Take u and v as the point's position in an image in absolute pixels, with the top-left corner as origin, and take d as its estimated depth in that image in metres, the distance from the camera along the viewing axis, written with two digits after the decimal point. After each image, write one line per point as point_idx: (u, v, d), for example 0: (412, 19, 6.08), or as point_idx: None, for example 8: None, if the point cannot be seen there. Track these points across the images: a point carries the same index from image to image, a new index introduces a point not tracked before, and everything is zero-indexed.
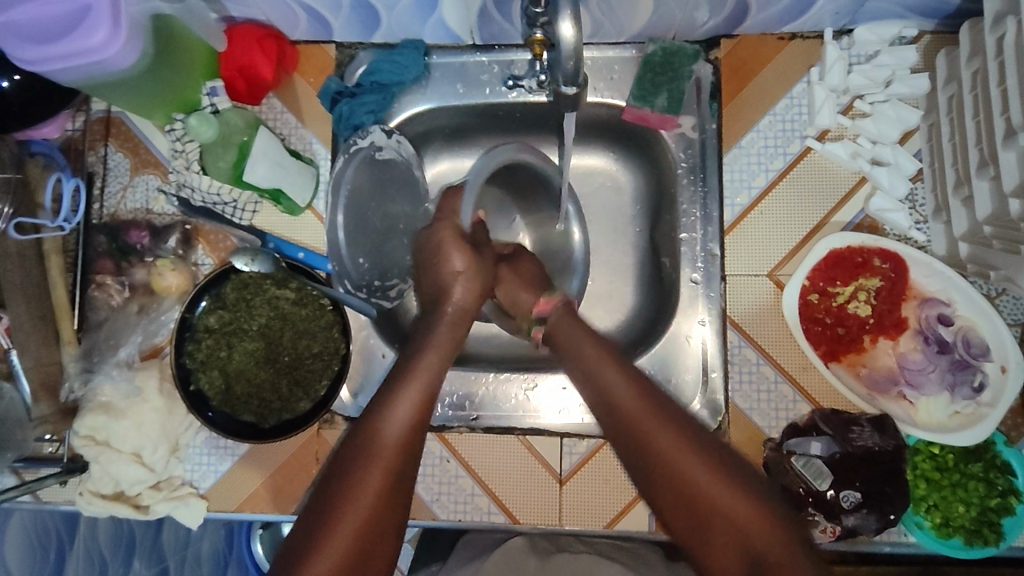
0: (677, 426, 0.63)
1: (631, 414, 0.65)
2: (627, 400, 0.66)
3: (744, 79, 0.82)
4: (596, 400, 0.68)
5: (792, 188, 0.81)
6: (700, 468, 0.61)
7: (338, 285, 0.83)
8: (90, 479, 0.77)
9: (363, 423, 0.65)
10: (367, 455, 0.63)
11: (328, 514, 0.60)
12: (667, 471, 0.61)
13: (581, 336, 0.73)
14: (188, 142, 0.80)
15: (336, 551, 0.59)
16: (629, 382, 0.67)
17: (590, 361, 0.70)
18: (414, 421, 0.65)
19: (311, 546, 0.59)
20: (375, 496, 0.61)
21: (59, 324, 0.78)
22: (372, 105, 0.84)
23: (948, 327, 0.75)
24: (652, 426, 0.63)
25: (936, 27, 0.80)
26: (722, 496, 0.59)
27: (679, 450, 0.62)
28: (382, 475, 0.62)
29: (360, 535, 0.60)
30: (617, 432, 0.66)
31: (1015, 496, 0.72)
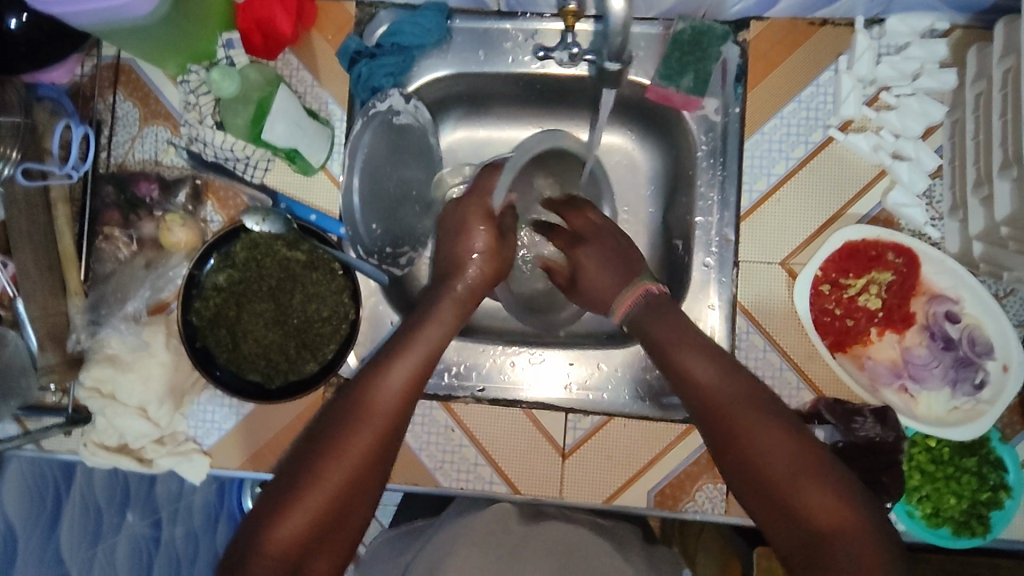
0: (769, 421, 0.61)
1: (719, 407, 0.62)
2: (722, 398, 0.63)
3: (772, 62, 0.81)
4: (682, 391, 0.66)
5: (812, 177, 0.80)
6: (791, 470, 0.58)
7: (350, 249, 0.82)
8: (95, 430, 0.77)
9: (362, 378, 0.66)
10: (362, 409, 0.63)
11: (316, 461, 0.61)
12: (755, 465, 0.60)
13: (671, 328, 0.69)
14: (202, 95, 0.78)
15: (321, 495, 0.60)
16: (719, 374, 0.64)
17: (676, 350, 0.67)
18: (411, 384, 0.66)
19: (294, 493, 0.60)
20: (364, 446, 0.62)
21: (66, 274, 0.77)
22: (392, 67, 0.82)
23: (955, 324, 0.76)
24: (743, 422, 0.61)
25: (968, 22, 0.79)
26: (810, 496, 0.57)
27: (761, 439, 0.60)
28: (376, 430, 0.63)
29: (347, 482, 0.61)
30: (705, 423, 0.64)
31: (1006, 491, 0.74)
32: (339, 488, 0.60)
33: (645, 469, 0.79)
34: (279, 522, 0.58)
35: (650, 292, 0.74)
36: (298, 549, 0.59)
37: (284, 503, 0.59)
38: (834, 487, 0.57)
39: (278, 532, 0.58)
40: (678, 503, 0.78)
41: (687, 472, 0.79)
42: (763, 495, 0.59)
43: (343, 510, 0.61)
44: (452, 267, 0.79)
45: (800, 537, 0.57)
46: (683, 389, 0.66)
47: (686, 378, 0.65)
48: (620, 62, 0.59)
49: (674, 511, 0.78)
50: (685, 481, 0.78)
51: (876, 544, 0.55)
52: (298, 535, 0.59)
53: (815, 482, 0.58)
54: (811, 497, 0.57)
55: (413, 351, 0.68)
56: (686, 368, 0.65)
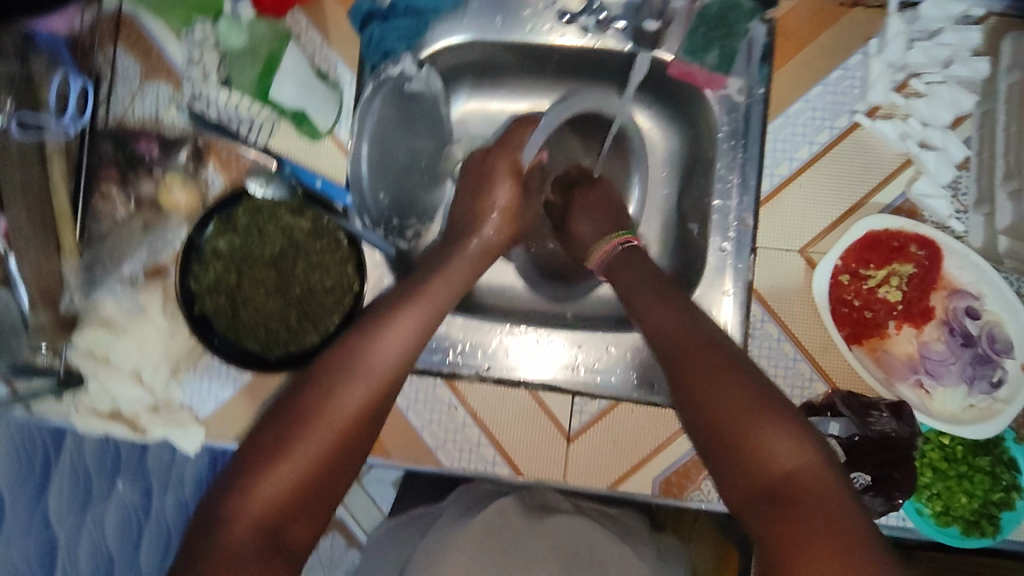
0: (721, 353, 0.62)
1: (676, 339, 0.65)
2: (676, 333, 0.65)
3: (800, 42, 0.79)
4: (645, 331, 0.69)
5: (835, 163, 0.78)
6: (738, 395, 0.59)
7: (356, 218, 0.80)
8: (87, 395, 0.75)
9: (357, 338, 0.64)
10: (352, 368, 0.62)
11: (305, 418, 0.59)
12: (703, 392, 0.60)
13: (644, 275, 0.73)
14: (207, 50, 0.75)
15: (304, 456, 0.58)
16: (676, 313, 0.67)
17: (643, 295, 0.71)
18: (410, 345, 0.65)
19: (279, 449, 0.58)
20: (351, 407, 0.61)
21: (60, 232, 0.73)
22: (404, 31, 0.78)
23: (975, 320, 0.75)
24: (695, 351, 0.63)
25: (1004, 9, 0.77)
26: (754, 426, 0.57)
27: (705, 370, 0.61)
28: (363, 390, 0.62)
29: (332, 443, 0.59)
30: (661, 358, 0.65)
31: (1018, 492, 0.73)
32: (324, 449, 0.59)
33: (651, 456, 0.77)
34: (261, 480, 0.56)
35: (627, 242, 0.78)
36: (279, 511, 0.56)
37: (266, 465, 0.57)
38: (780, 414, 0.57)
39: (256, 491, 0.56)
40: (684, 491, 0.77)
41: (694, 461, 0.77)
42: (714, 428, 0.59)
43: (326, 470, 0.59)
44: (462, 241, 0.77)
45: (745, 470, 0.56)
46: (646, 330, 0.69)
47: (649, 319, 0.69)
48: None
49: (680, 500, 0.77)
50: (692, 470, 0.77)
51: (823, 475, 0.54)
52: (279, 496, 0.56)
53: (761, 407, 0.58)
54: (756, 420, 0.57)
55: (415, 312, 0.67)
56: (648, 309, 0.69)
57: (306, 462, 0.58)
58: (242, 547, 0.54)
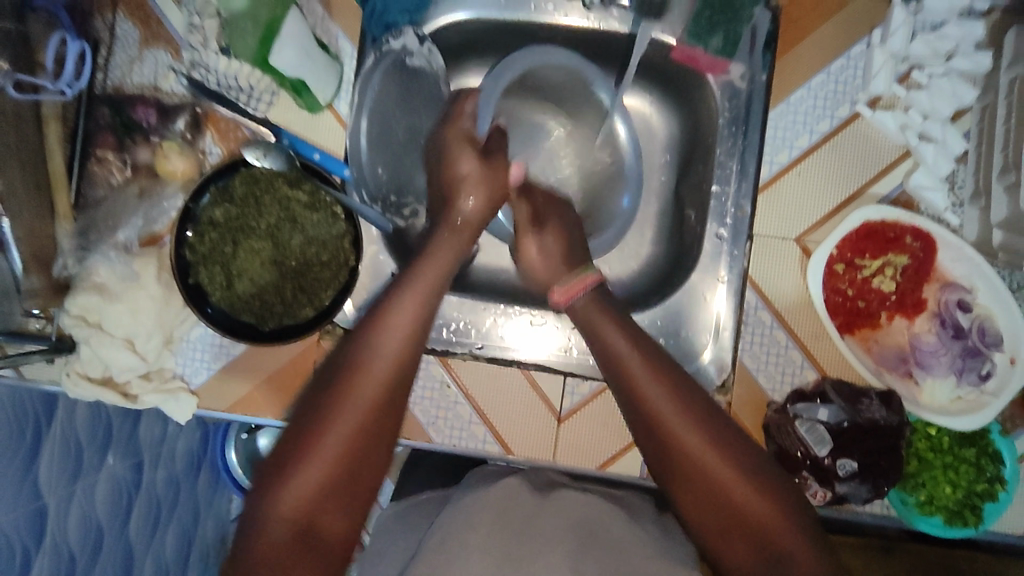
0: (720, 440, 0.63)
1: (674, 426, 0.63)
2: (647, 382, 0.65)
3: (803, 31, 0.79)
4: (631, 404, 0.66)
5: (835, 152, 0.78)
6: (749, 486, 0.61)
7: (354, 193, 0.79)
8: (78, 360, 0.74)
9: (362, 334, 0.63)
10: (360, 366, 0.61)
11: (320, 420, 0.59)
12: (716, 485, 0.61)
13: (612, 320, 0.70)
14: (207, 17, 0.72)
15: (324, 464, 0.58)
16: (672, 395, 0.64)
17: (621, 349, 0.67)
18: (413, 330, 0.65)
19: (297, 459, 0.58)
20: (362, 410, 0.60)
21: (54, 195, 0.72)
22: (407, 4, 0.78)
23: (966, 313, 0.75)
24: (697, 441, 0.62)
25: (1008, 4, 0.77)
26: (742, 479, 0.61)
27: (684, 425, 0.63)
28: (373, 385, 0.61)
29: (349, 450, 0.59)
30: (654, 445, 0.64)
31: (1001, 483, 0.74)
32: (339, 458, 0.59)
33: None
34: (286, 489, 0.57)
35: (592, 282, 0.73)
36: (306, 521, 0.58)
37: (285, 475, 0.58)
38: (784, 496, 0.61)
39: (285, 500, 0.57)
40: None
41: None
42: (704, 480, 0.62)
43: (346, 481, 0.59)
44: None
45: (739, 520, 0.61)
46: (630, 400, 0.66)
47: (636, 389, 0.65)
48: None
49: None
50: None
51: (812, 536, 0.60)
52: (302, 507, 0.58)
53: (769, 496, 0.61)
54: (769, 510, 0.60)
55: (414, 295, 0.66)
56: (639, 381, 0.65)
57: (325, 471, 0.58)
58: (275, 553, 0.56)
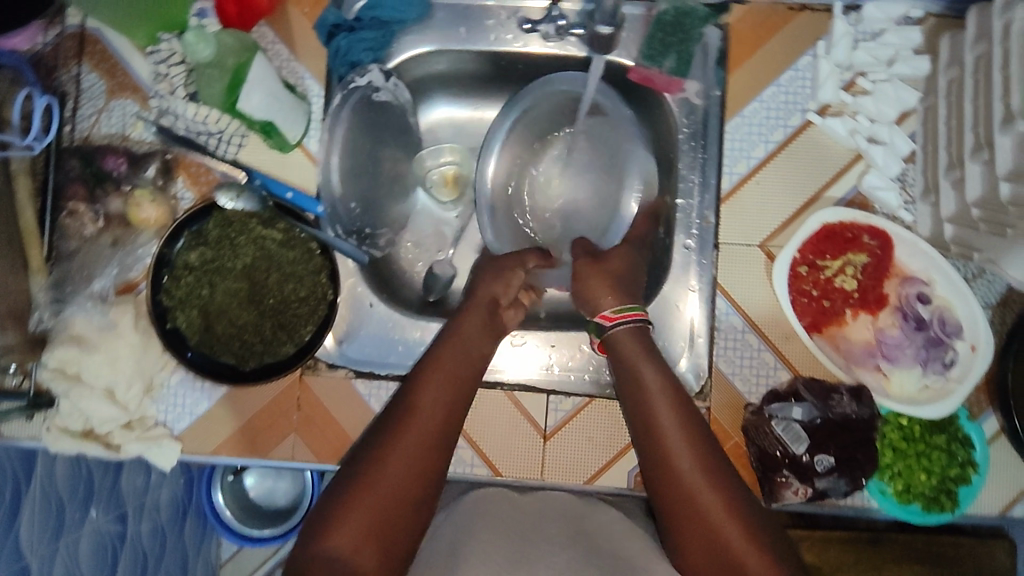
0: (714, 477, 0.61)
1: (676, 457, 0.62)
2: (663, 409, 0.65)
3: (753, 45, 0.82)
4: (641, 437, 0.65)
5: (790, 161, 0.81)
6: (736, 526, 0.59)
7: (328, 228, 0.79)
8: (58, 414, 0.74)
9: (407, 388, 0.66)
10: (406, 416, 0.63)
11: (365, 466, 0.60)
12: (704, 524, 0.59)
13: (639, 354, 0.69)
14: (173, 65, 0.78)
15: (369, 507, 0.58)
16: (682, 427, 0.64)
17: (640, 375, 0.67)
18: (452, 384, 0.66)
19: (344, 504, 0.58)
20: (415, 456, 0.60)
21: (28, 250, 0.74)
22: (371, 42, 0.80)
23: (926, 305, 0.78)
24: (693, 476, 0.61)
25: (941, 10, 0.81)
26: (717, 509, 0.60)
27: (683, 453, 0.62)
28: (421, 433, 0.62)
29: (397, 494, 0.59)
30: (663, 477, 0.62)
31: (973, 467, 0.77)
32: (389, 497, 0.58)
33: (626, 449, 0.79)
34: (330, 534, 0.57)
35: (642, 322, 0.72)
36: (352, 560, 0.56)
37: (341, 505, 0.58)
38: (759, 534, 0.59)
39: (331, 544, 0.56)
40: None
41: None
42: (686, 507, 0.60)
43: (395, 520, 0.58)
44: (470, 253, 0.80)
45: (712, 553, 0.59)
46: (644, 430, 0.65)
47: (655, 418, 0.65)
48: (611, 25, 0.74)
49: None
50: None
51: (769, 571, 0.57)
52: (354, 541, 0.56)
53: (755, 542, 0.59)
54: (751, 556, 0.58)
55: (454, 350, 0.69)
56: (653, 410, 0.65)
57: (375, 514, 0.58)
58: None
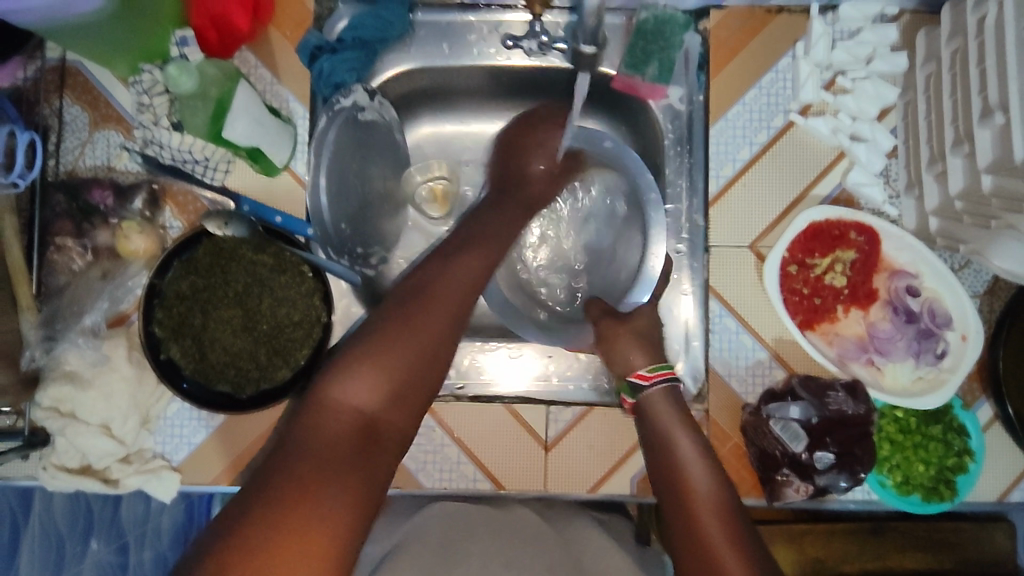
0: (726, 513, 0.61)
1: (691, 496, 0.63)
2: (679, 438, 0.68)
3: (733, 50, 0.83)
4: (660, 463, 0.67)
5: (775, 162, 0.82)
6: (735, 557, 0.58)
7: (319, 250, 0.79)
8: (54, 452, 0.73)
9: (435, 260, 0.68)
10: (435, 283, 0.65)
11: (393, 320, 0.62)
12: (702, 548, 0.59)
13: (666, 409, 0.71)
14: (155, 94, 0.78)
15: (396, 354, 0.60)
16: (701, 463, 0.66)
17: (662, 425, 0.70)
18: (478, 268, 0.69)
19: (371, 348, 0.60)
20: (439, 325, 0.63)
21: (17, 290, 0.72)
22: (354, 63, 0.80)
23: (916, 297, 0.79)
24: (698, 498, 0.63)
25: (916, 7, 0.82)
26: (716, 537, 0.59)
27: (695, 485, 0.64)
28: (446, 300, 0.64)
29: (414, 361, 0.60)
30: (671, 504, 0.64)
31: (970, 455, 0.77)
32: (415, 350, 0.61)
33: (628, 455, 0.80)
34: (355, 376, 0.58)
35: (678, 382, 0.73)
36: (374, 406, 0.58)
37: (368, 348, 0.60)
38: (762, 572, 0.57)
39: (357, 387, 0.58)
40: None
41: None
42: (689, 531, 0.61)
43: (417, 374, 0.61)
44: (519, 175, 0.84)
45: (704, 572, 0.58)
46: (659, 457, 0.68)
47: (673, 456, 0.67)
48: (596, 44, 0.66)
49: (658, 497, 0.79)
50: None
51: None
52: (377, 388, 0.58)
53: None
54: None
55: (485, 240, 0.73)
56: (669, 439, 0.68)
57: (394, 376, 0.59)
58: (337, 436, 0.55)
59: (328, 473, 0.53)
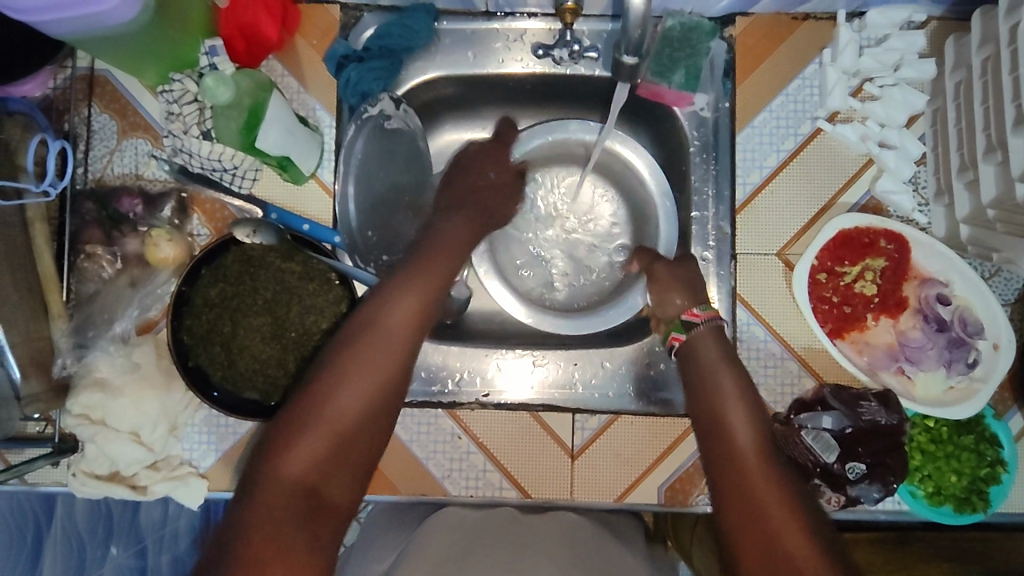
0: (766, 457, 0.66)
1: (733, 442, 0.67)
2: (724, 384, 0.72)
3: (759, 57, 0.83)
4: (706, 409, 0.71)
5: (802, 170, 0.82)
6: (770, 495, 0.62)
7: (344, 259, 0.80)
8: (83, 459, 0.74)
9: (368, 307, 0.70)
10: (369, 331, 0.68)
11: (328, 377, 0.65)
12: (744, 492, 0.64)
13: (716, 354, 0.74)
14: (186, 104, 0.76)
15: (334, 414, 0.64)
16: (745, 411, 0.70)
17: (718, 387, 0.71)
18: (422, 305, 0.71)
19: (309, 412, 0.63)
20: (374, 375, 0.66)
21: (48, 297, 0.74)
22: (380, 72, 0.80)
23: (946, 306, 0.78)
24: (738, 442, 0.67)
25: (943, 13, 0.81)
26: (756, 481, 0.64)
27: (741, 433, 0.68)
28: (383, 347, 0.67)
29: (354, 417, 0.64)
30: (713, 449, 0.68)
31: (1002, 465, 0.77)
32: (355, 406, 0.64)
33: (655, 464, 0.79)
34: (296, 442, 0.62)
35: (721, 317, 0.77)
36: (318, 464, 0.62)
37: (310, 411, 0.63)
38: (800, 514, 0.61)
39: (295, 454, 0.61)
40: (689, 497, 0.79)
41: (697, 466, 0.79)
42: (730, 470, 0.66)
43: (360, 426, 0.65)
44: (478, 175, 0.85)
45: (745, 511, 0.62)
46: (705, 406, 0.72)
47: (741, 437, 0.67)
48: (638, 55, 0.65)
49: (685, 506, 0.79)
50: (695, 475, 0.79)
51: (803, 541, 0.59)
52: (321, 448, 0.62)
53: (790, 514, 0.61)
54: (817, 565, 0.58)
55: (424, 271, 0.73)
56: (716, 388, 0.71)
57: (333, 436, 0.63)
58: (285, 503, 0.59)
59: (284, 540, 0.57)
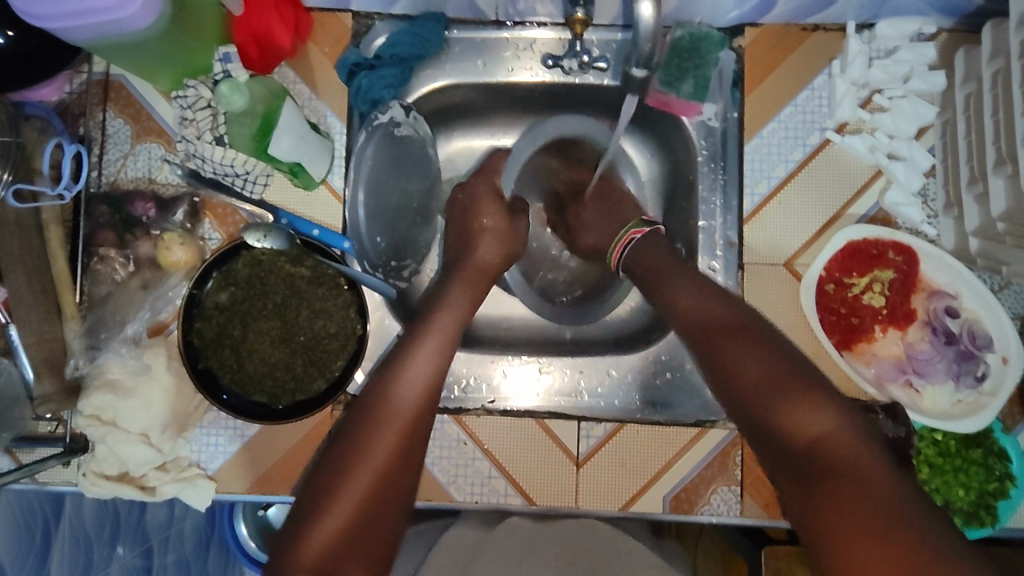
0: (740, 332, 0.65)
1: (706, 333, 0.66)
2: (675, 284, 0.71)
3: (768, 67, 0.83)
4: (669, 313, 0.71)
5: (810, 179, 0.82)
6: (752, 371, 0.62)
7: (356, 263, 0.81)
8: (94, 459, 0.75)
9: (377, 386, 0.67)
10: (380, 414, 0.65)
11: (343, 462, 0.62)
12: (737, 382, 0.63)
13: (663, 259, 0.74)
14: (200, 110, 0.76)
15: (349, 500, 0.60)
16: (701, 298, 0.69)
17: (665, 284, 0.72)
18: (431, 380, 0.68)
19: (323, 501, 0.60)
20: (387, 458, 0.63)
21: (61, 298, 0.74)
22: (390, 79, 0.81)
23: (955, 319, 0.78)
24: (709, 327, 0.66)
25: (953, 25, 0.81)
26: (744, 361, 0.63)
27: (712, 321, 0.67)
28: (395, 430, 0.65)
29: (368, 499, 0.61)
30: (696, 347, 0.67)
31: (1011, 480, 0.75)
32: (369, 491, 0.61)
33: (661, 474, 0.79)
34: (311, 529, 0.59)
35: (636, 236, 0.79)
36: (331, 551, 0.58)
37: (325, 498, 0.61)
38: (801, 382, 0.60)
39: (307, 544, 0.58)
40: (694, 506, 0.78)
41: (701, 476, 0.79)
42: (715, 363, 0.65)
43: (375, 513, 0.62)
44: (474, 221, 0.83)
45: (750, 392, 0.62)
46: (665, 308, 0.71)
47: (783, 438, 0.59)
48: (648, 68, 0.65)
49: (690, 515, 0.78)
50: (700, 485, 0.79)
51: (820, 405, 0.58)
52: (335, 533, 0.59)
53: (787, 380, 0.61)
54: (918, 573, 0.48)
55: (432, 343, 0.70)
56: (665, 288, 0.72)
57: (349, 524, 0.60)
58: None
59: None
